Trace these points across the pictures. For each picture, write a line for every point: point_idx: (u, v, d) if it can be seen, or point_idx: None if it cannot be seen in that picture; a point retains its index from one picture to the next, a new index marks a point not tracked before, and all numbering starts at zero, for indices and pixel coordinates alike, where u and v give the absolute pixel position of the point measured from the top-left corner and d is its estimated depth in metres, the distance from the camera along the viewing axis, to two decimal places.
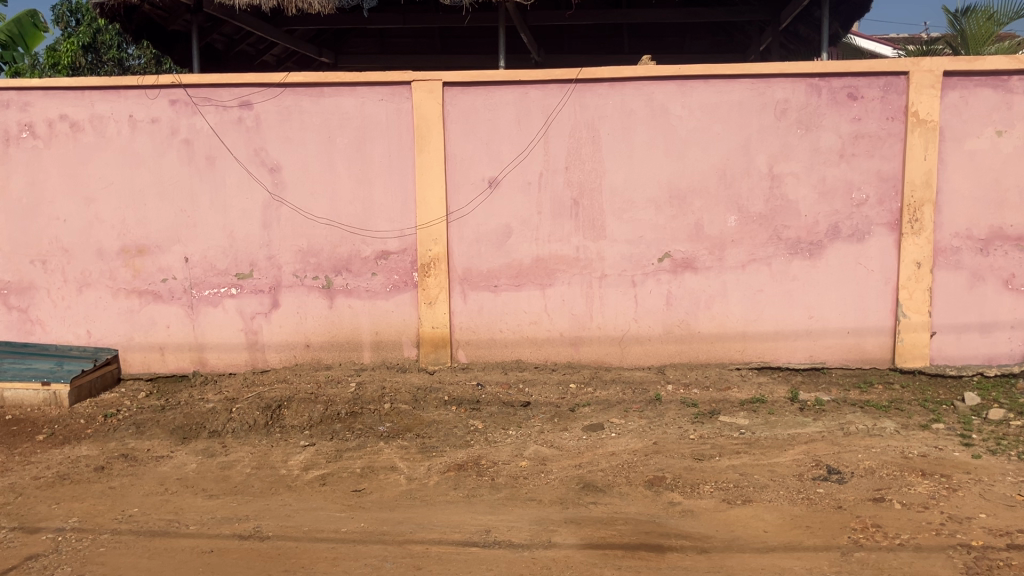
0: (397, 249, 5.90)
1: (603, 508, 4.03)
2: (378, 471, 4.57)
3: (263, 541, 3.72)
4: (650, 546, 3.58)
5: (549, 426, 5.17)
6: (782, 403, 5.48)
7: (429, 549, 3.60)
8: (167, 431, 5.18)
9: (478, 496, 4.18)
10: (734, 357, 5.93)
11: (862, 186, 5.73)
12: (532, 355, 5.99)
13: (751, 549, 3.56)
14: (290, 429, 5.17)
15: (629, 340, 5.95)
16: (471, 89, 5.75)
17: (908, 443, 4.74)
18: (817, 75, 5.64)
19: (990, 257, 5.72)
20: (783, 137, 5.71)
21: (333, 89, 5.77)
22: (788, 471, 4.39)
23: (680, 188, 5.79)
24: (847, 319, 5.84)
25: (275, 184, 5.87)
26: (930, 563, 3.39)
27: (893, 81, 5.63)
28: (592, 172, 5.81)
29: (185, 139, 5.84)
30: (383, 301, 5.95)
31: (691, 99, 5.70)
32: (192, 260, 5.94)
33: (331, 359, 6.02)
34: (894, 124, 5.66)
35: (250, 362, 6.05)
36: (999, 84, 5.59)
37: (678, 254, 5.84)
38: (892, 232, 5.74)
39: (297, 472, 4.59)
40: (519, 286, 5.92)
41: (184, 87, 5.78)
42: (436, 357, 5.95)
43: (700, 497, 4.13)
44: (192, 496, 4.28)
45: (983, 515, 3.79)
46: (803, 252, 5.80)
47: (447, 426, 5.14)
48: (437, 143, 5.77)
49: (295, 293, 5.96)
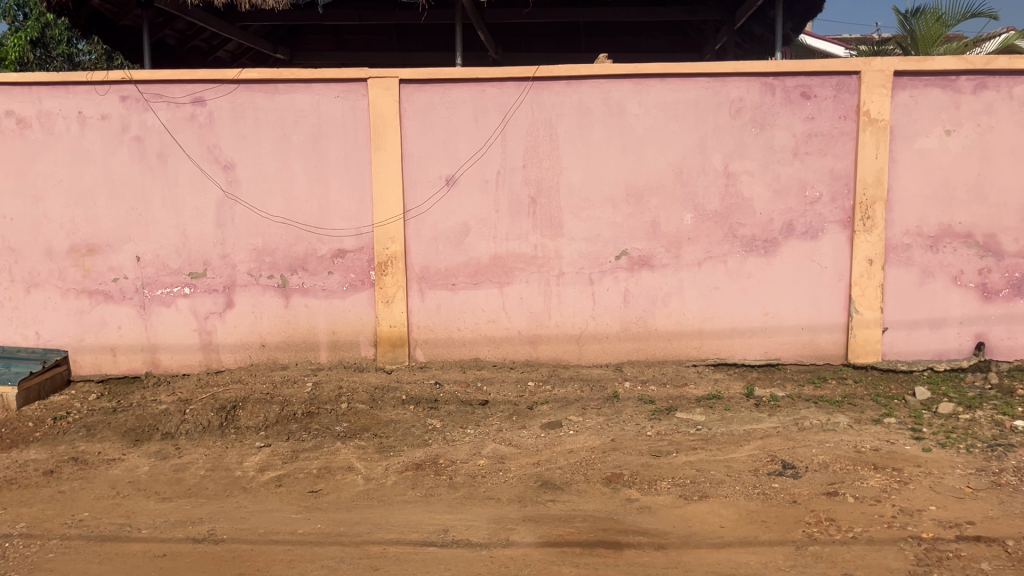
0: (353, 248, 5.85)
1: (561, 505, 4.03)
2: (334, 471, 4.52)
3: (217, 544, 3.67)
4: (608, 544, 3.59)
5: (507, 425, 5.15)
6: (738, 399, 5.52)
7: (386, 550, 3.58)
8: (119, 434, 5.08)
9: (436, 496, 4.16)
10: (690, 354, 5.98)
11: (815, 184, 5.80)
12: (491, 353, 5.99)
13: (708, 544, 3.59)
14: (245, 431, 5.10)
15: (587, 337, 5.98)
16: (427, 87, 5.72)
17: (861, 438, 4.81)
18: (770, 75, 5.70)
19: (940, 254, 5.82)
20: (737, 136, 5.76)
21: (288, 86, 5.71)
22: (743, 467, 4.43)
23: (636, 187, 5.82)
24: (801, 316, 5.92)
25: (229, 182, 5.79)
26: (882, 555, 3.44)
27: (845, 80, 5.71)
28: (549, 170, 5.81)
29: (136, 136, 5.74)
30: (339, 300, 5.90)
31: (647, 98, 5.73)
32: (143, 260, 5.84)
33: (287, 359, 5.96)
34: (846, 123, 5.74)
35: (203, 362, 5.96)
36: (947, 84, 5.69)
37: (635, 252, 5.87)
38: (845, 229, 5.82)
39: (252, 473, 4.53)
40: (477, 284, 5.91)
41: (135, 84, 5.68)
42: (393, 357, 5.92)
43: (658, 493, 4.15)
44: (144, 499, 4.20)
45: (933, 507, 3.86)
46: (758, 250, 5.86)
47: (405, 426, 5.11)
48: (393, 142, 5.73)
49: (249, 292, 5.89)
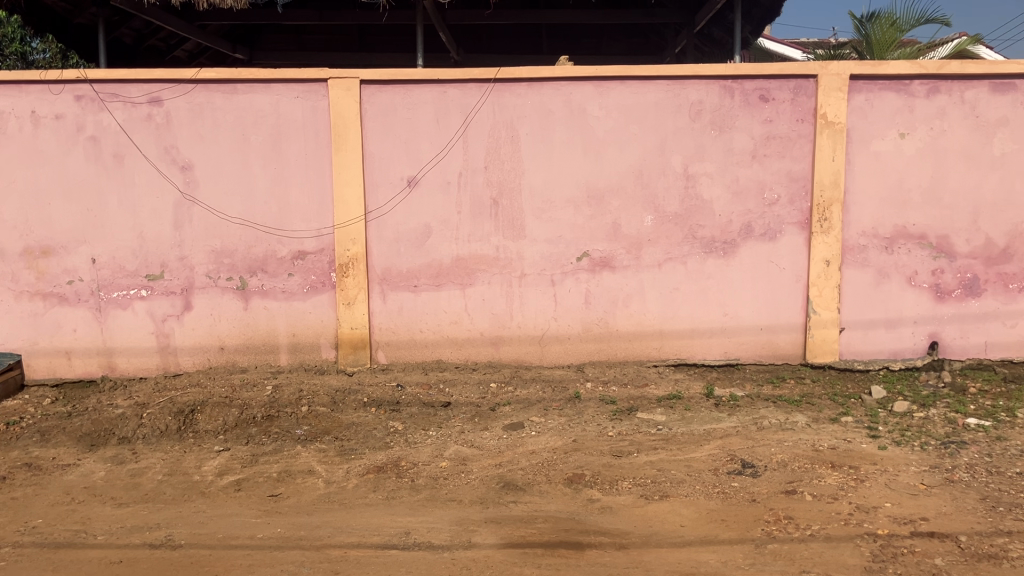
0: (313, 250, 5.81)
1: (523, 507, 4.03)
2: (294, 475, 4.49)
3: (175, 549, 3.62)
4: (569, 544, 3.60)
5: (470, 426, 5.15)
6: (698, 398, 5.57)
7: (347, 553, 3.55)
8: (74, 439, 4.99)
9: (397, 498, 4.14)
10: (651, 354, 6.02)
11: (773, 186, 5.87)
12: (453, 355, 5.98)
13: (668, 544, 3.62)
14: (204, 435, 5.04)
15: (549, 339, 5.99)
16: (388, 88, 5.70)
17: (818, 437, 4.87)
18: (729, 78, 5.75)
19: (895, 255, 5.92)
20: (697, 138, 5.81)
21: (247, 86, 5.66)
22: (703, 466, 4.47)
23: (598, 188, 5.84)
24: (760, 317, 5.98)
25: (187, 182, 5.72)
26: (839, 552, 3.49)
27: (802, 84, 5.78)
28: (511, 172, 5.82)
29: (91, 136, 5.65)
30: (300, 302, 5.86)
31: (608, 100, 5.76)
32: (99, 262, 5.76)
33: (247, 362, 5.90)
34: (803, 125, 5.82)
35: (161, 366, 5.89)
36: (901, 88, 5.79)
37: (596, 253, 5.90)
38: (802, 231, 5.90)
39: (211, 478, 4.47)
40: (439, 285, 5.90)
41: (90, 83, 5.59)
42: (355, 359, 5.89)
43: (619, 493, 4.17)
44: (100, 505, 4.14)
45: (888, 504, 3.93)
46: (717, 251, 5.92)
47: (366, 429, 5.08)
48: (354, 143, 5.70)
49: (208, 294, 5.82)
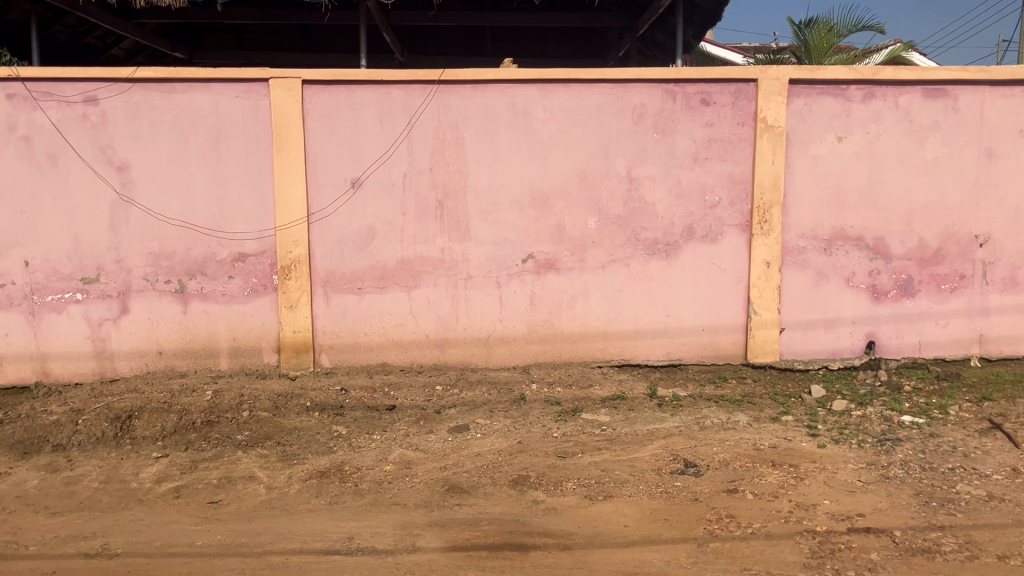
0: (254, 252, 5.73)
1: (468, 509, 4.02)
2: (235, 481, 4.42)
3: (111, 559, 3.54)
4: (514, 546, 3.60)
5: (414, 429, 5.12)
6: (641, 399, 5.62)
7: (288, 560, 3.51)
8: (5, 447, 4.85)
9: (340, 503, 4.10)
10: (596, 355, 6.05)
11: (715, 188, 5.94)
12: (397, 357, 5.94)
13: (611, 544, 3.63)
14: (142, 441, 4.94)
15: (494, 341, 5.99)
16: (331, 89, 5.65)
17: (760, 436, 4.94)
18: (672, 81, 5.81)
19: (833, 257, 6.04)
20: (640, 141, 5.86)
21: (186, 86, 5.56)
22: (646, 466, 4.51)
23: (542, 190, 5.86)
24: (702, 318, 6.05)
25: (124, 183, 5.60)
26: (779, 549, 3.54)
27: (743, 88, 5.86)
28: (456, 174, 5.80)
29: (24, 136, 5.50)
30: (241, 305, 5.77)
31: (552, 103, 5.78)
32: (32, 265, 5.61)
33: (187, 366, 5.80)
34: (744, 129, 5.90)
35: (97, 371, 5.75)
36: (839, 93, 5.90)
37: (541, 255, 5.91)
38: (743, 233, 5.98)
39: (149, 485, 4.38)
40: (383, 288, 5.86)
41: (22, 81, 5.44)
42: (297, 362, 5.82)
43: (563, 494, 4.19)
44: (32, 514, 4.02)
45: (826, 501, 4.00)
46: (660, 253, 5.97)
47: (309, 433, 5.02)
48: (296, 144, 5.63)
49: (145, 298, 5.71)
